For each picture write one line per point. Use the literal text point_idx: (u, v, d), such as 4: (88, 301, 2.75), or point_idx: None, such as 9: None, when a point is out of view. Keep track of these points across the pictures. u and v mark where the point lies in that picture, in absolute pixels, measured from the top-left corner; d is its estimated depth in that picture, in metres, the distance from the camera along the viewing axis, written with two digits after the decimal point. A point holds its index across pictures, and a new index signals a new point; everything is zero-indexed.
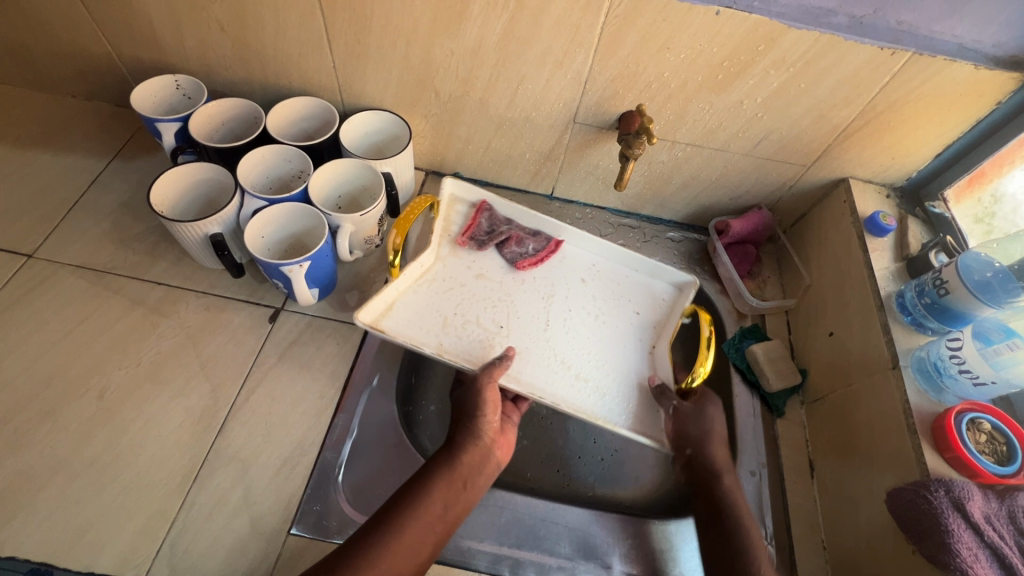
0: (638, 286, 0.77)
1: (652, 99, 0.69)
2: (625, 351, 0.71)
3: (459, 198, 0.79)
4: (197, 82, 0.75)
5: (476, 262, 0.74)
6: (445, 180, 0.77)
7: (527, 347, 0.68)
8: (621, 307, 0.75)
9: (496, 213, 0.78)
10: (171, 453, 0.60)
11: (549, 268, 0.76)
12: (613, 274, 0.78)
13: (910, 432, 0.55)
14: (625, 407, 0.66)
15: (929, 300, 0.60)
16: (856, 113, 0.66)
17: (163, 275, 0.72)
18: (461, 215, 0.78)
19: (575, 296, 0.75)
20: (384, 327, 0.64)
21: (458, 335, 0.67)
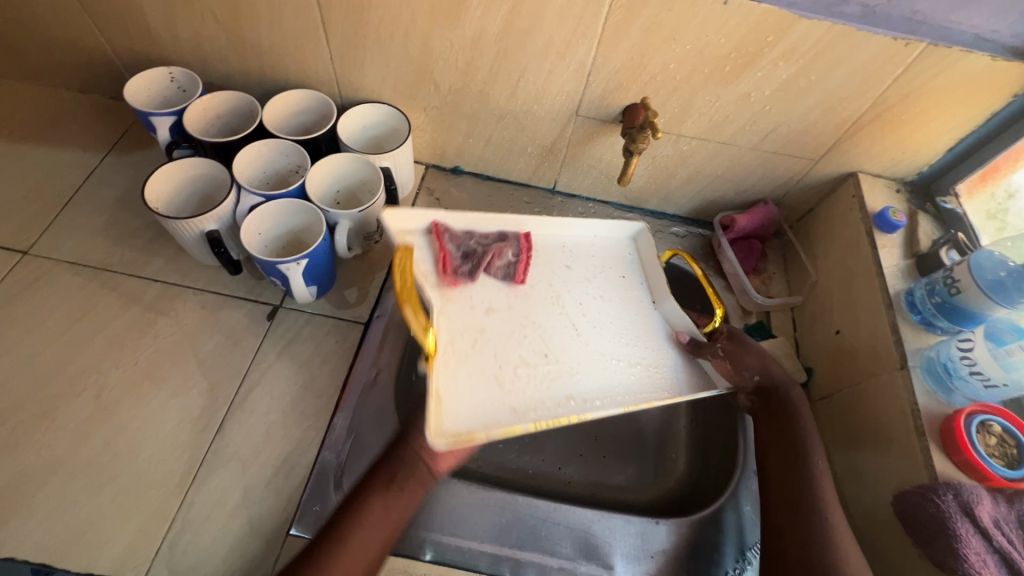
0: (615, 251, 0.72)
1: (658, 92, 0.67)
2: (644, 319, 0.67)
3: (400, 229, 0.64)
4: (192, 74, 0.73)
5: (474, 298, 0.63)
6: (382, 215, 0.63)
7: (576, 371, 0.61)
8: (617, 270, 0.70)
9: (455, 231, 0.65)
10: (170, 453, 0.59)
11: (543, 271, 0.68)
12: (586, 248, 0.71)
13: (919, 433, 0.54)
14: (680, 380, 0.63)
15: (939, 299, 0.59)
16: (867, 106, 0.65)
17: (160, 272, 0.71)
18: (417, 251, 0.63)
19: (573, 279, 0.68)
20: (455, 430, 0.53)
21: (507, 397, 0.57)
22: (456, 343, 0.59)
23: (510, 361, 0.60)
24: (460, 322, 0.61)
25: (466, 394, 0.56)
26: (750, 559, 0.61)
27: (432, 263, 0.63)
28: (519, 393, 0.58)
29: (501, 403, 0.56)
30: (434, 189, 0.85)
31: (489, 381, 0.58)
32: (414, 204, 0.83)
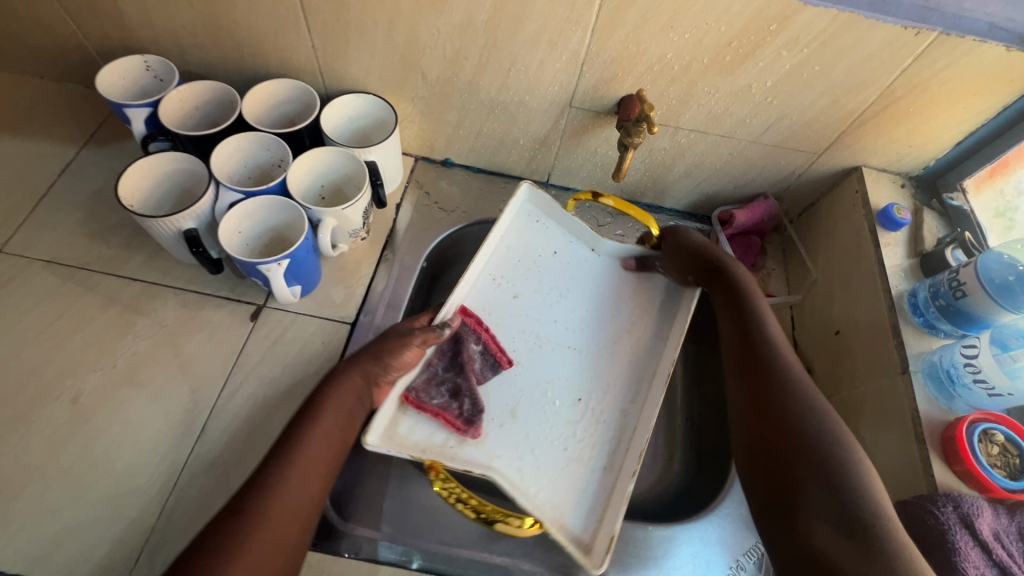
0: (526, 230, 0.74)
1: (654, 83, 0.64)
2: (596, 274, 0.74)
3: (382, 436, 0.57)
4: (168, 63, 0.70)
5: (490, 414, 0.64)
6: (370, 441, 0.55)
7: (597, 389, 0.68)
8: (545, 247, 0.74)
9: (420, 385, 0.61)
10: (149, 460, 0.58)
11: (508, 321, 0.70)
12: (517, 264, 0.73)
13: (918, 441, 0.53)
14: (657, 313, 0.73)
15: (944, 302, 0.56)
16: (874, 98, 0.62)
17: (139, 270, 0.68)
18: (412, 431, 0.59)
19: (519, 293, 0.72)
20: (590, 523, 0.58)
21: (570, 454, 0.63)
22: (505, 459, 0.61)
23: (556, 427, 0.64)
24: (491, 447, 0.62)
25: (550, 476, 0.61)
26: (743, 564, 0.60)
27: (429, 428, 0.60)
28: (577, 446, 0.64)
29: (588, 473, 0.62)
30: (424, 182, 0.82)
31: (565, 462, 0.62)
32: (402, 198, 0.80)
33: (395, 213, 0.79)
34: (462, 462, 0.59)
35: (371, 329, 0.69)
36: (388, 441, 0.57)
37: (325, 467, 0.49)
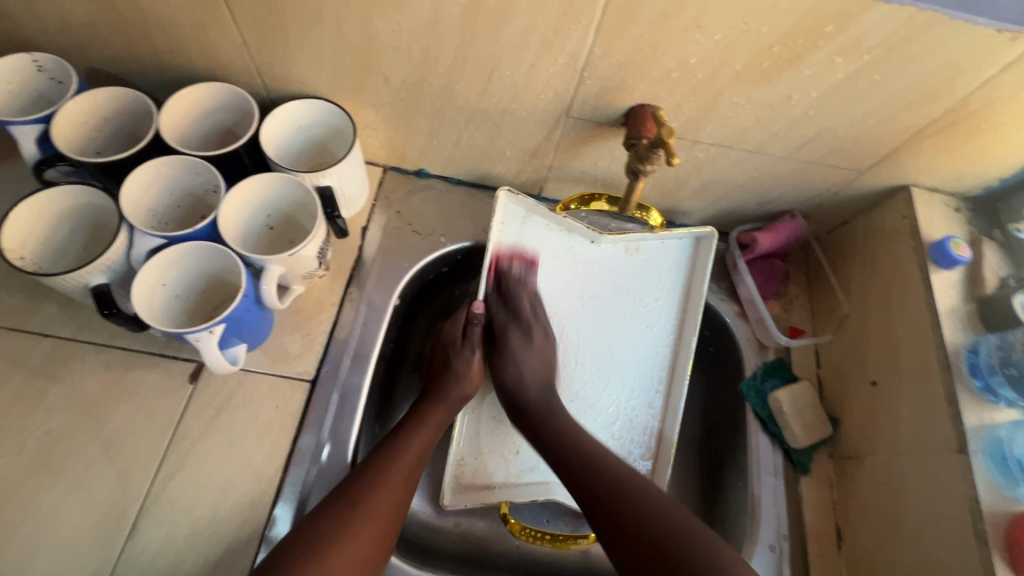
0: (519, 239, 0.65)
1: (672, 92, 0.52)
2: (605, 261, 0.68)
3: (455, 484, 0.61)
4: (64, 63, 0.55)
5: None
6: (444, 498, 0.60)
7: (626, 373, 0.67)
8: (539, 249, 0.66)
9: (470, 431, 0.64)
10: (70, 568, 0.49)
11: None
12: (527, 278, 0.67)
13: (980, 541, 0.46)
14: (672, 299, 0.68)
15: (1017, 371, 0.48)
16: (938, 113, 0.50)
17: (50, 325, 0.57)
18: (477, 472, 0.62)
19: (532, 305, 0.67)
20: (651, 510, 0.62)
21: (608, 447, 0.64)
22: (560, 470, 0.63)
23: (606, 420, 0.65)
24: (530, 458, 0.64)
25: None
26: None
27: (482, 459, 0.63)
28: (623, 437, 0.65)
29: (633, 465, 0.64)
30: (394, 198, 0.70)
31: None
32: (369, 219, 0.68)
33: (361, 238, 0.67)
34: (525, 488, 0.62)
35: (336, 387, 0.59)
36: (461, 488, 0.61)
37: (378, 529, 0.48)
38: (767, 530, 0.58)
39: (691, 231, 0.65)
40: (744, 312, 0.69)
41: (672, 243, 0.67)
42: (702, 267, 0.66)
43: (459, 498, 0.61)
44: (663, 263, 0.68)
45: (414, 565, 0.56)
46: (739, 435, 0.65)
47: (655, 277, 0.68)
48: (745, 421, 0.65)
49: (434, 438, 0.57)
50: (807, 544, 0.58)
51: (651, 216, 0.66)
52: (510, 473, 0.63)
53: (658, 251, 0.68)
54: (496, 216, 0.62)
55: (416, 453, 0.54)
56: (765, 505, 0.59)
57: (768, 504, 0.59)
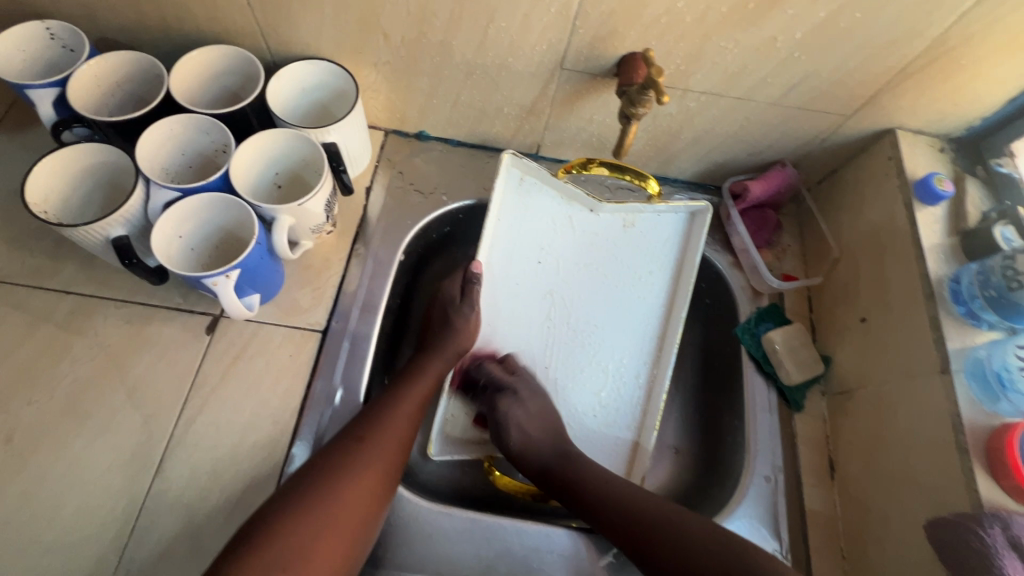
0: (520, 203, 0.68)
1: (662, 39, 0.54)
2: (600, 231, 0.70)
3: (443, 437, 0.63)
4: (76, 30, 0.57)
5: None
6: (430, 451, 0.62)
7: (617, 338, 0.68)
8: (536, 216, 0.69)
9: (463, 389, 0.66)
10: (102, 505, 0.51)
11: (529, 301, 0.68)
12: (524, 241, 0.69)
13: (961, 453, 0.48)
14: (665, 270, 0.70)
15: (994, 292, 0.50)
16: (919, 50, 0.52)
17: (72, 282, 0.59)
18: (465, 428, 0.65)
19: (525, 274, 0.69)
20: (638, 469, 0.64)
21: (597, 413, 0.66)
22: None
23: (597, 386, 0.67)
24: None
25: (586, 439, 0.65)
26: None
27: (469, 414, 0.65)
28: (612, 403, 0.67)
29: (619, 426, 0.66)
30: (396, 159, 0.72)
31: (597, 429, 0.66)
32: (373, 179, 0.71)
33: (365, 197, 0.69)
34: None
35: (346, 337, 0.62)
36: (450, 441, 0.64)
37: (384, 468, 0.50)
38: (762, 462, 0.60)
39: (687, 204, 0.68)
40: (738, 261, 0.72)
41: (669, 216, 0.69)
42: (696, 237, 0.69)
43: (446, 450, 0.63)
44: (658, 235, 0.70)
45: (425, 498, 0.57)
46: (736, 378, 0.68)
47: (649, 248, 0.70)
48: (741, 363, 0.67)
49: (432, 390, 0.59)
50: (800, 475, 0.60)
51: (650, 184, 0.64)
52: None
53: (655, 223, 0.70)
54: (497, 176, 0.65)
55: (417, 397, 0.56)
56: (760, 440, 0.61)
57: (764, 438, 0.61)
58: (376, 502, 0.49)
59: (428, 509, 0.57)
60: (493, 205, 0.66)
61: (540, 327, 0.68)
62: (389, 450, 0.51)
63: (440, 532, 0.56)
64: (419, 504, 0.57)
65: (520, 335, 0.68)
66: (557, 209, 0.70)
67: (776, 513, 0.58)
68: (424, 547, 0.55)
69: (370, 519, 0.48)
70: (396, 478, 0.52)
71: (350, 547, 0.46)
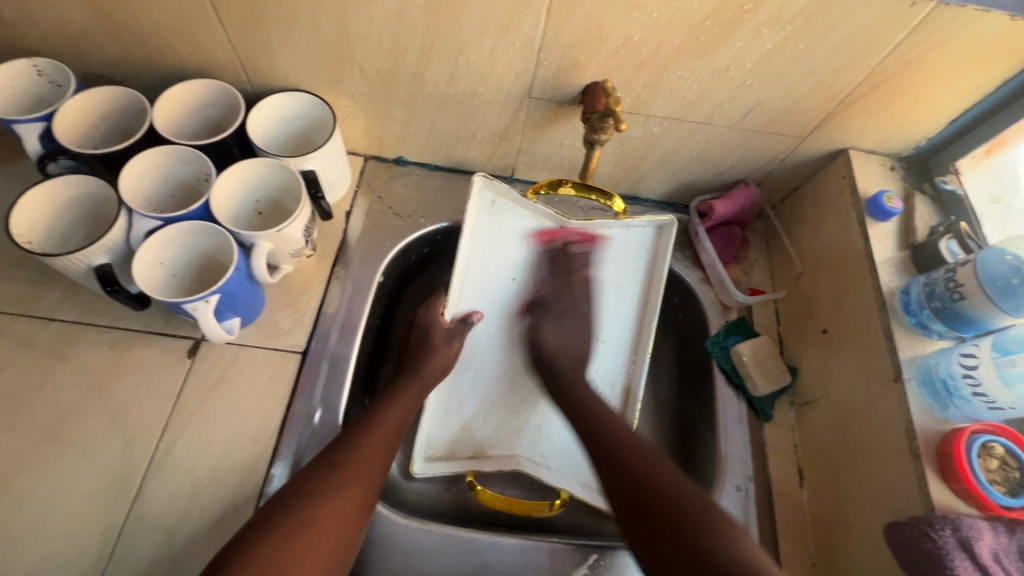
0: (491, 224, 0.71)
1: (622, 69, 0.57)
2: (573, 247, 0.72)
3: (427, 454, 0.65)
4: (62, 66, 0.60)
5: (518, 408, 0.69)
6: (415, 468, 0.63)
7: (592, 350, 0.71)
8: (509, 235, 0.71)
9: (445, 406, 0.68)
10: (82, 528, 0.52)
11: (505, 320, 0.72)
12: (499, 259, 0.71)
13: (915, 458, 0.50)
14: (634, 282, 0.72)
15: (939, 304, 0.53)
16: (862, 77, 0.56)
17: (55, 309, 0.61)
18: (449, 444, 0.66)
19: (500, 293, 0.71)
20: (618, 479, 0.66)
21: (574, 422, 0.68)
22: (528, 443, 0.67)
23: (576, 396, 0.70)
24: (494, 433, 0.67)
25: (568, 450, 0.67)
26: None
27: (450, 431, 0.67)
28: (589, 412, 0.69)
29: None
30: (375, 184, 0.75)
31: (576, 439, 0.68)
32: (353, 204, 0.73)
33: (345, 222, 0.72)
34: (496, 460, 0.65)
35: (325, 357, 0.63)
36: (435, 458, 0.65)
37: (362, 493, 0.51)
38: (733, 472, 0.62)
39: (653, 219, 0.70)
40: (707, 276, 0.74)
41: (636, 231, 0.72)
42: (663, 251, 0.71)
43: (430, 467, 0.64)
44: (627, 249, 0.72)
45: (403, 515, 0.59)
46: (707, 389, 0.70)
47: (619, 261, 0.72)
48: (712, 376, 0.69)
49: (410, 415, 0.60)
50: (770, 484, 0.62)
51: (616, 203, 0.66)
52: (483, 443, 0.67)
53: (623, 238, 0.72)
54: (471, 198, 0.68)
55: (392, 424, 0.57)
56: (730, 450, 0.63)
57: (734, 449, 0.63)
58: (352, 530, 0.49)
59: (405, 526, 0.58)
60: (466, 229, 0.68)
61: (517, 345, 0.71)
62: (366, 475, 0.52)
63: (417, 548, 0.57)
64: (397, 521, 0.58)
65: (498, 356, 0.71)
66: (527, 228, 0.72)
67: (747, 522, 0.59)
68: (402, 563, 0.56)
69: (345, 545, 0.49)
70: (374, 503, 0.52)
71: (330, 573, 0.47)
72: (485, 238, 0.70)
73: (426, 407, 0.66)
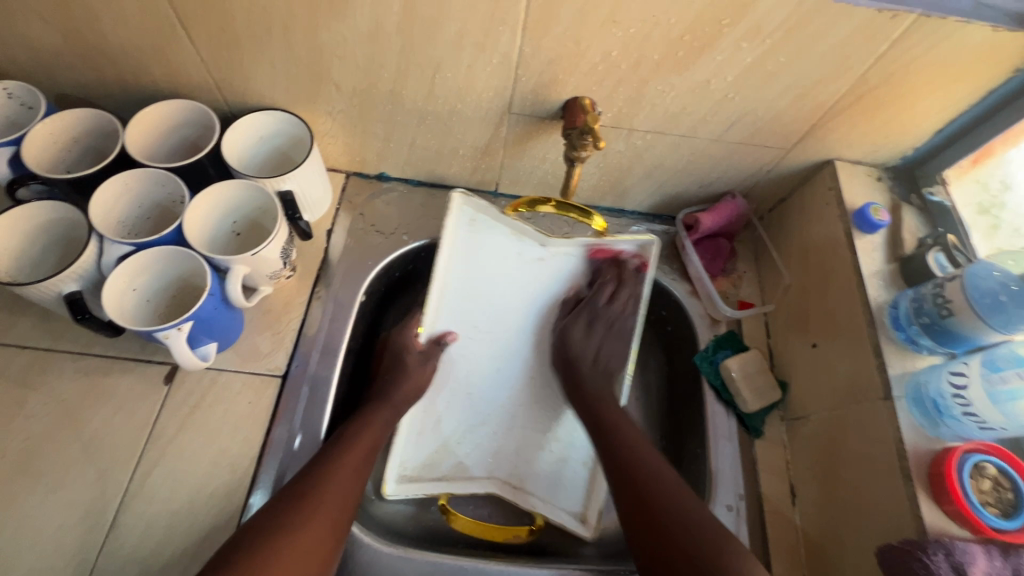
0: (468, 244, 0.69)
1: (601, 84, 0.56)
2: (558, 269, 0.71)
3: (401, 475, 0.64)
4: (33, 88, 0.59)
5: (497, 431, 0.68)
6: (385, 488, 0.62)
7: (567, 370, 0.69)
8: (488, 254, 0.69)
9: (421, 429, 0.66)
10: (54, 564, 0.51)
11: (484, 342, 0.70)
12: (477, 280, 0.69)
13: (905, 477, 0.49)
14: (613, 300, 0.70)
15: (928, 320, 0.52)
16: (845, 89, 0.55)
17: (29, 336, 0.60)
18: (424, 464, 0.65)
19: (482, 314, 0.70)
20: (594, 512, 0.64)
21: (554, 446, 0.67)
22: (506, 466, 0.66)
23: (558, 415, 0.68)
24: (474, 453, 0.67)
25: (545, 478, 0.66)
26: None
27: (425, 451, 0.66)
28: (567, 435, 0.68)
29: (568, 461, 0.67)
30: (357, 202, 0.74)
31: (554, 463, 0.67)
32: (334, 222, 0.72)
33: (326, 240, 0.71)
34: (466, 484, 0.65)
35: (305, 381, 0.62)
36: (408, 479, 0.64)
37: (333, 522, 0.50)
38: (724, 491, 0.60)
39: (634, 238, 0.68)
40: (695, 289, 0.73)
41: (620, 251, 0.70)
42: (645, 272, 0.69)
43: (402, 488, 0.63)
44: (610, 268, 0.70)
45: (387, 543, 0.57)
46: (697, 404, 0.68)
47: None
48: (701, 391, 0.68)
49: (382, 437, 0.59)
50: (761, 503, 0.61)
51: (595, 220, 0.61)
52: (460, 465, 0.66)
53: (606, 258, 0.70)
54: (448, 217, 0.66)
55: (364, 449, 0.56)
56: (721, 468, 0.62)
57: (725, 467, 0.62)
58: (321, 563, 0.48)
59: (389, 554, 0.56)
60: (443, 249, 0.67)
61: (497, 367, 0.69)
62: (333, 503, 0.51)
63: None
64: (379, 549, 0.56)
65: (476, 380, 0.69)
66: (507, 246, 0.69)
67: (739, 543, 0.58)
68: None
69: None
70: (346, 531, 0.51)
71: None
72: (460, 256, 0.69)
73: (401, 429, 0.65)
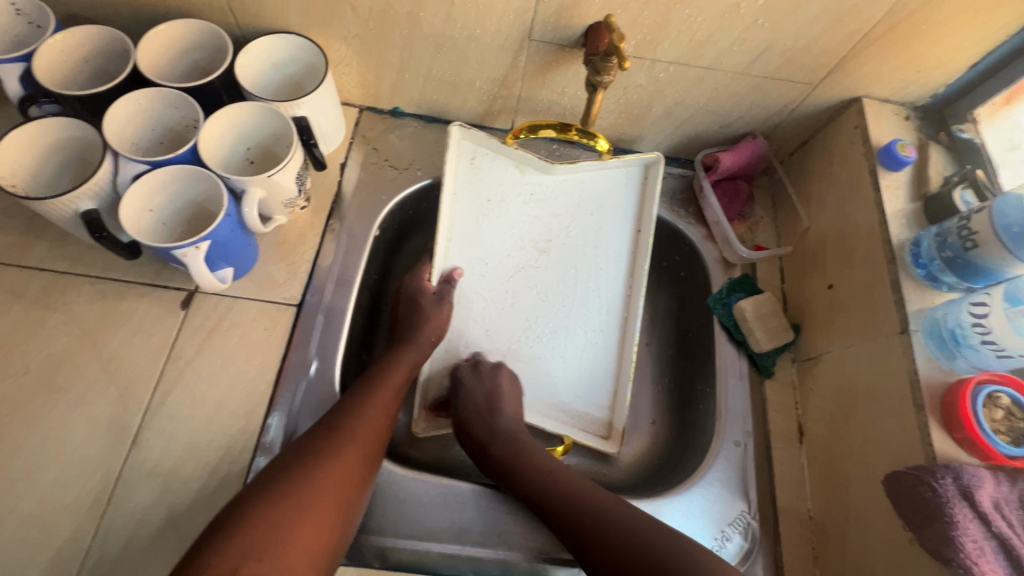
0: (472, 178, 0.68)
1: (626, 7, 0.54)
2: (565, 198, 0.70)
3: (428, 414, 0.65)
4: (42, 4, 0.57)
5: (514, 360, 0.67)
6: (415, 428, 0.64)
7: (579, 300, 0.69)
8: (491, 188, 0.69)
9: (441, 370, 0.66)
10: (79, 475, 0.52)
11: (495, 275, 0.69)
12: (486, 214, 0.69)
13: (917, 408, 0.49)
14: (622, 221, 0.70)
15: (952, 253, 0.52)
16: (880, 15, 0.53)
17: (45, 259, 0.60)
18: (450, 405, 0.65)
19: (492, 250, 0.69)
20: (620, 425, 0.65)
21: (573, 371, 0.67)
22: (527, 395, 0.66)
23: (573, 338, 0.68)
24: None
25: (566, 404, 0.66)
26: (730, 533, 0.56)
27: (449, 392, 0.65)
28: (585, 368, 0.67)
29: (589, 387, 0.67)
30: (370, 136, 0.72)
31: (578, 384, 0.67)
32: (348, 155, 0.71)
33: (340, 173, 0.70)
34: None
35: (320, 311, 0.62)
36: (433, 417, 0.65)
37: (364, 450, 0.51)
38: (732, 427, 0.61)
39: (640, 156, 0.68)
40: (711, 234, 0.72)
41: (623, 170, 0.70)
42: (651, 191, 0.69)
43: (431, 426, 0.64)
44: (614, 188, 0.70)
45: (399, 465, 0.59)
46: (707, 347, 0.69)
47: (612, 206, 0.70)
48: (712, 334, 0.68)
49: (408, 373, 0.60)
50: (768, 438, 0.61)
51: (600, 143, 0.62)
52: None
53: (607, 177, 0.70)
54: (449, 149, 0.66)
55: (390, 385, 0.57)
56: (732, 406, 0.62)
57: (735, 405, 0.62)
58: (355, 486, 0.49)
59: (401, 476, 0.58)
60: (447, 182, 0.66)
61: (512, 301, 0.68)
62: (364, 436, 0.52)
63: (414, 496, 0.57)
64: (391, 471, 0.58)
65: (489, 312, 0.68)
66: (512, 177, 0.70)
67: (745, 474, 0.59)
68: (399, 511, 0.56)
69: (348, 504, 0.48)
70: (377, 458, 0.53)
71: (336, 527, 0.47)
72: (466, 187, 0.68)
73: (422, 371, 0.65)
